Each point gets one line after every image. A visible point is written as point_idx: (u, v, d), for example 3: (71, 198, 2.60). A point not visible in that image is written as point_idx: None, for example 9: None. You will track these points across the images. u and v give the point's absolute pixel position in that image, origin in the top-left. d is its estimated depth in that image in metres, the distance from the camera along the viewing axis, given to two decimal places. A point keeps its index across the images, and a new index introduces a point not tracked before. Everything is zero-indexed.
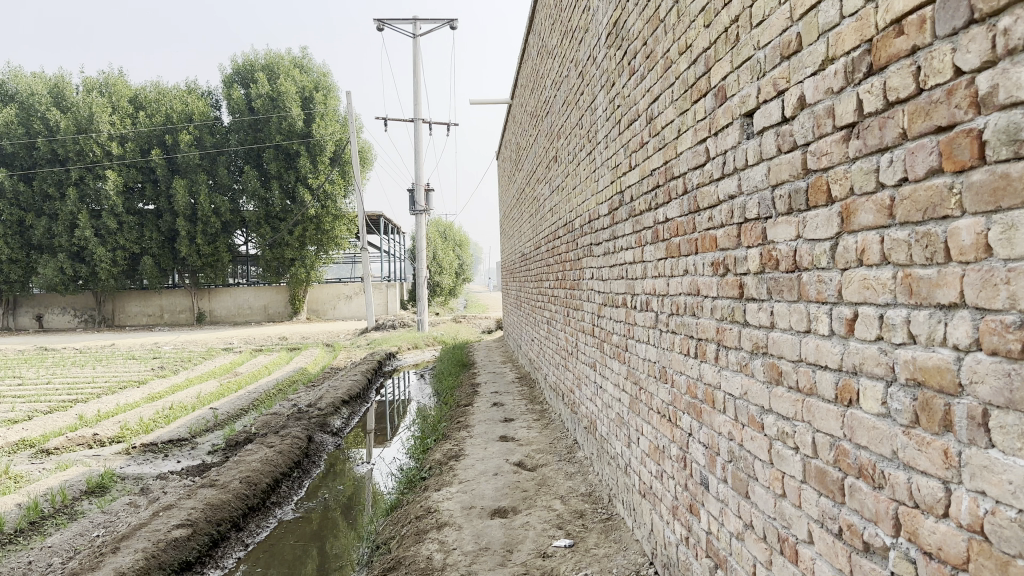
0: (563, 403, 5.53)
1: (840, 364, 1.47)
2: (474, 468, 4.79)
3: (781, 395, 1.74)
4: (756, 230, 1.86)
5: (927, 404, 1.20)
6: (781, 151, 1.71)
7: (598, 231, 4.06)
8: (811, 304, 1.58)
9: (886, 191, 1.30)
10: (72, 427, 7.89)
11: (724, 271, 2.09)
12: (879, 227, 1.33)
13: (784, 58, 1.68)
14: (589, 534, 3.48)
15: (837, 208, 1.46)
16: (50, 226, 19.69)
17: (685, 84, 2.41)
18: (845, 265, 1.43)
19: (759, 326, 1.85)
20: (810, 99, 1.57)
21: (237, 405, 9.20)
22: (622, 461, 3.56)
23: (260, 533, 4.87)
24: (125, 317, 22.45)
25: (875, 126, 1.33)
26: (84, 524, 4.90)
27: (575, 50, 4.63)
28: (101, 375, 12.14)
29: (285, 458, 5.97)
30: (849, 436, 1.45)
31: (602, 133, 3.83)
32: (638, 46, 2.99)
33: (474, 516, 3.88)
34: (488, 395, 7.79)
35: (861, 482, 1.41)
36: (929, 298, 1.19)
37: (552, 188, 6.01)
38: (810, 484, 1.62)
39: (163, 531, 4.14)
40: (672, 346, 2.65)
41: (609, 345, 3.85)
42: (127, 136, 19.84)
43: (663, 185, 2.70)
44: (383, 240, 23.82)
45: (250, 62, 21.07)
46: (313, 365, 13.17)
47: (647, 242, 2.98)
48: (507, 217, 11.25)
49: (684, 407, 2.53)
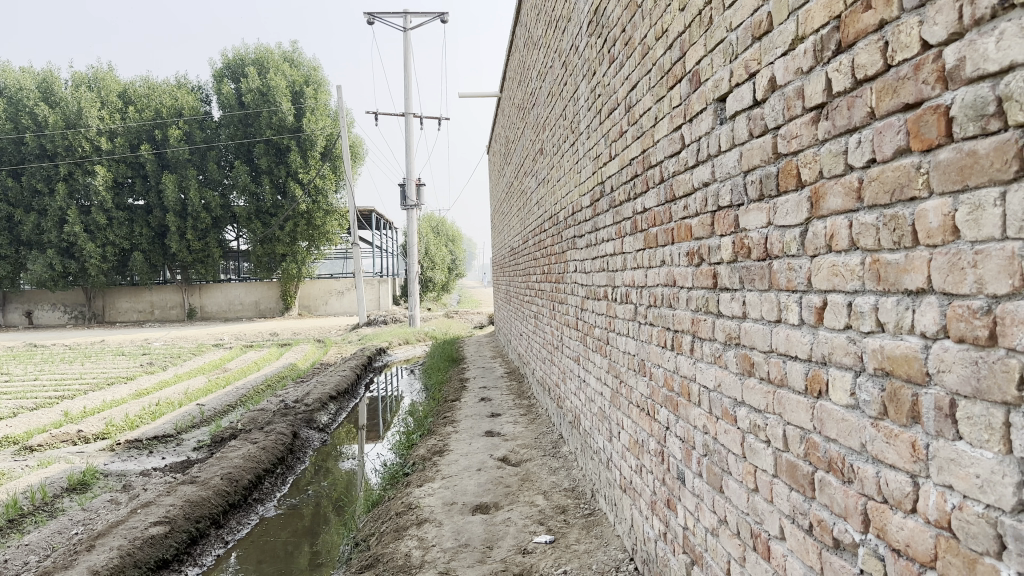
0: (550, 397, 5.48)
1: (809, 355, 1.42)
2: (457, 464, 4.74)
3: (753, 387, 1.69)
4: (728, 218, 1.80)
5: (895, 395, 1.15)
6: (752, 136, 1.66)
7: (581, 223, 4.00)
8: (781, 292, 1.53)
9: (854, 173, 1.25)
10: (57, 424, 7.81)
11: (699, 261, 2.03)
12: (847, 212, 1.27)
13: (755, 39, 1.63)
14: (570, 529, 3.43)
15: (806, 193, 1.41)
16: (39, 222, 19.54)
17: (661, 70, 2.35)
18: (815, 252, 1.38)
19: (733, 317, 1.80)
20: (779, 81, 1.52)
21: (225, 402, 9.12)
22: (604, 456, 3.51)
23: (241, 530, 4.80)
24: (115, 314, 22.31)
25: (843, 106, 1.28)
26: (63, 521, 4.83)
27: (559, 40, 4.57)
28: (89, 372, 12.04)
29: (268, 455, 5.90)
30: (820, 429, 1.40)
31: (585, 124, 3.77)
32: (617, 33, 2.94)
33: (455, 513, 3.83)
34: (476, 390, 7.73)
35: (830, 476, 1.36)
36: (897, 284, 1.14)
37: (538, 181, 5.95)
38: (781, 479, 1.57)
39: (140, 528, 4.08)
40: (651, 338, 2.60)
41: (592, 339, 3.80)
42: (116, 131, 19.71)
43: (641, 175, 2.65)
44: (375, 234, 23.74)
45: (240, 56, 20.94)
46: (303, 361, 13.08)
47: (626, 233, 2.93)
48: (497, 211, 11.16)
49: (661, 400, 2.48)
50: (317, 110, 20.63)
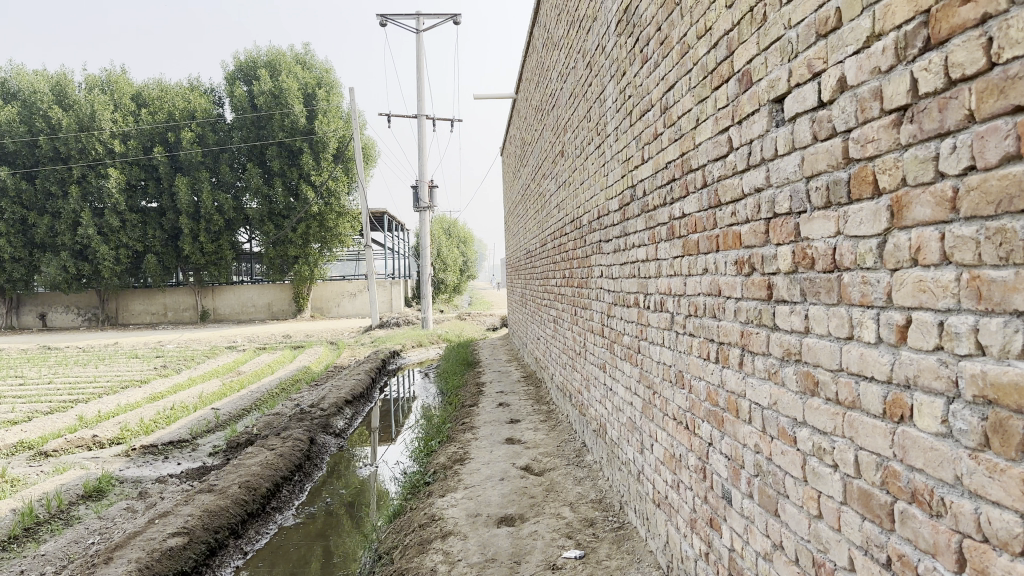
0: (572, 404, 5.37)
1: (888, 377, 1.32)
2: (479, 473, 4.64)
3: (818, 408, 1.59)
4: (789, 226, 1.69)
5: (1001, 426, 1.05)
6: (816, 139, 1.55)
7: (608, 227, 3.91)
8: (853, 307, 1.43)
9: (946, 182, 1.15)
10: (71, 428, 7.76)
11: (749, 271, 1.93)
12: (937, 223, 1.17)
13: (820, 36, 1.52)
14: (600, 544, 3.33)
15: (886, 201, 1.31)
16: (53, 225, 19.57)
17: (704, 70, 2.25)
18: (897, 265, 1.28)
19: (793, 330, 1.69)
20: (851, 81, 1.41)
21: (240, 406, 9.05)
22: (634, 468, 3.41)
23: (259, 540, 4.72)
24: (128, 316, 22.36)
25: (931, 108, 1.18)
26: (79, 530, 4.77)
27: (583, 41, 4.47)
28: (103, 374, 12.00)
29: (286, 462, 5.83)
30: (901, 457, 1.29)
31: (612, 126, 3.68)
32: (651, 32, 2.84)
33: (480, 525, 3.74)
34: (493, 395, 7.64)
35: (914, 508, 1.26)
36: (1003, 304, 1.04)
37: (558, 183, 5.87)
38: (852, 507, 1.47)
39: (158, 540, 4.00)
40: (690, 350, 2.50)
41: (620, 346, 3.70)
42: (129, 133, 19.75)
43: (680, 179, 2.55)
44: (388, 236, 23.70)
45: (252, 59, 20.94)
46: (316, 363, 13.00)
47: (661, 239, 2.83)
48: (512, 213, 11.04)
49: (703, 414, 2.38)
50: (329, 112, 20.63)
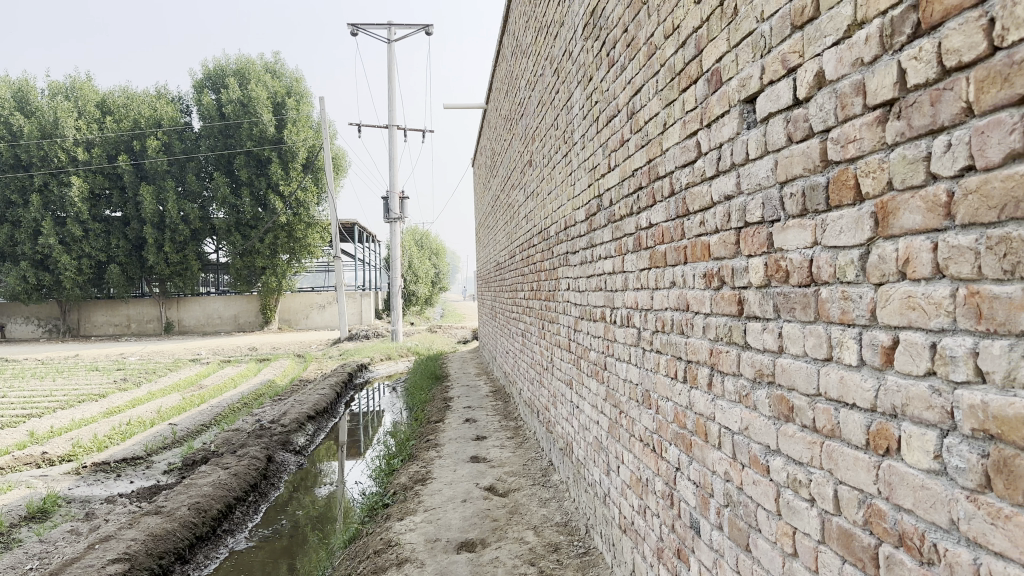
0: (538, 420, 5.21)
1: (872, 405, 1.17)
2: (441, 494, 4.45)
3: (792, 435, 1.44)
4: (761, 236, 1.56)
5: (1004, 465, 0.91)
6: (792, 140, 1.42)
7: (574, 238, 3.76)
8: (832, 325, 1.29)
9: (940, 185, 1.01)
10: (21, 444, 7.41)
11: (719, 283, 1.79)
12: (928, 232, 1.04)
13: (795, 29, 1.39)
14: (563, 571, 3.15)
15: (869, 207, 1.17)
16: (13, 233, 19.01)
17: (672, 71, 2.11)
18: (882, 280, 1.14)
19: (765, 350, 1.55)
20: (829, 75, 1.28)
21: (198, 421, 8.74)
22: (600, 489, 3.25)
23: (208, 565, 4.48)
24: (90, 327, 21.77)
25: (924, 101, 1.04)
26: (18, 555, 4.49)
27: (550, 47, 4.34)
28: (59, 388, 11.56)
29: (240, 481, 5.57)
30: (886, 496, 1.15)
31: (578, 133, 3.54)
32: (617, 34, 2.71)
33: (439, 551, 3.55)
34: (459, 411, 7.42)
35: (902, 554, 1.11)
36: (1008, 324, 0.90)
37: (526, 193, 5.73)
38: (831, 547, 1.32)
39: (96, 567, 3.75)
40: (658, 368, 2.35)
41: (586, 362, 3.55)
42: (93, 141, 19.29)
43: (646, 188, 2.41)
44: (358, 247, 23.50)
45: (220, 67, 20.62)
46: (280, 378, 12.64)
47: (627, 250, 2.69)
48: (481, 224, 10.89)
49: (670, 437, 2.24)
50: (299, 121, 20.39)
